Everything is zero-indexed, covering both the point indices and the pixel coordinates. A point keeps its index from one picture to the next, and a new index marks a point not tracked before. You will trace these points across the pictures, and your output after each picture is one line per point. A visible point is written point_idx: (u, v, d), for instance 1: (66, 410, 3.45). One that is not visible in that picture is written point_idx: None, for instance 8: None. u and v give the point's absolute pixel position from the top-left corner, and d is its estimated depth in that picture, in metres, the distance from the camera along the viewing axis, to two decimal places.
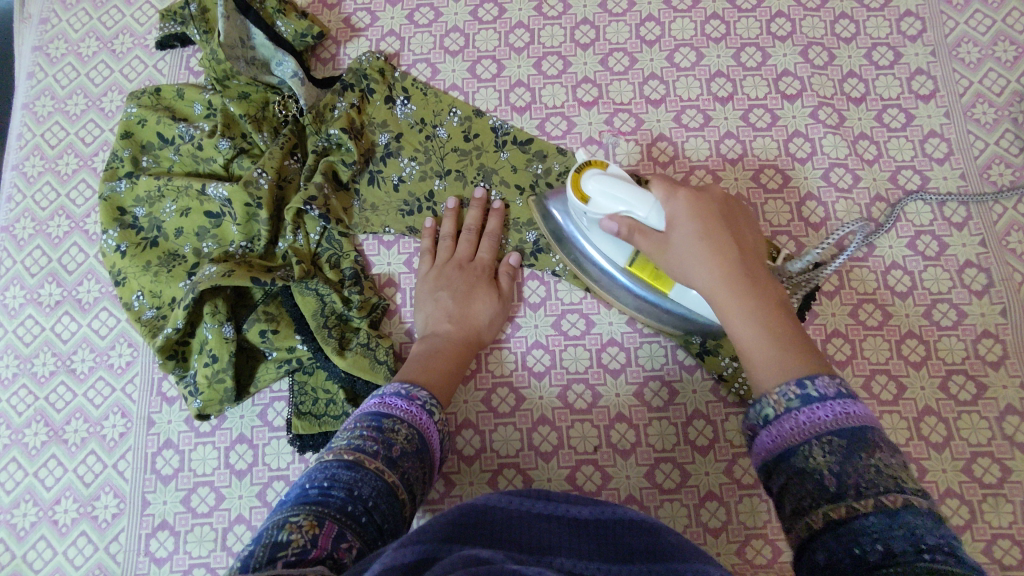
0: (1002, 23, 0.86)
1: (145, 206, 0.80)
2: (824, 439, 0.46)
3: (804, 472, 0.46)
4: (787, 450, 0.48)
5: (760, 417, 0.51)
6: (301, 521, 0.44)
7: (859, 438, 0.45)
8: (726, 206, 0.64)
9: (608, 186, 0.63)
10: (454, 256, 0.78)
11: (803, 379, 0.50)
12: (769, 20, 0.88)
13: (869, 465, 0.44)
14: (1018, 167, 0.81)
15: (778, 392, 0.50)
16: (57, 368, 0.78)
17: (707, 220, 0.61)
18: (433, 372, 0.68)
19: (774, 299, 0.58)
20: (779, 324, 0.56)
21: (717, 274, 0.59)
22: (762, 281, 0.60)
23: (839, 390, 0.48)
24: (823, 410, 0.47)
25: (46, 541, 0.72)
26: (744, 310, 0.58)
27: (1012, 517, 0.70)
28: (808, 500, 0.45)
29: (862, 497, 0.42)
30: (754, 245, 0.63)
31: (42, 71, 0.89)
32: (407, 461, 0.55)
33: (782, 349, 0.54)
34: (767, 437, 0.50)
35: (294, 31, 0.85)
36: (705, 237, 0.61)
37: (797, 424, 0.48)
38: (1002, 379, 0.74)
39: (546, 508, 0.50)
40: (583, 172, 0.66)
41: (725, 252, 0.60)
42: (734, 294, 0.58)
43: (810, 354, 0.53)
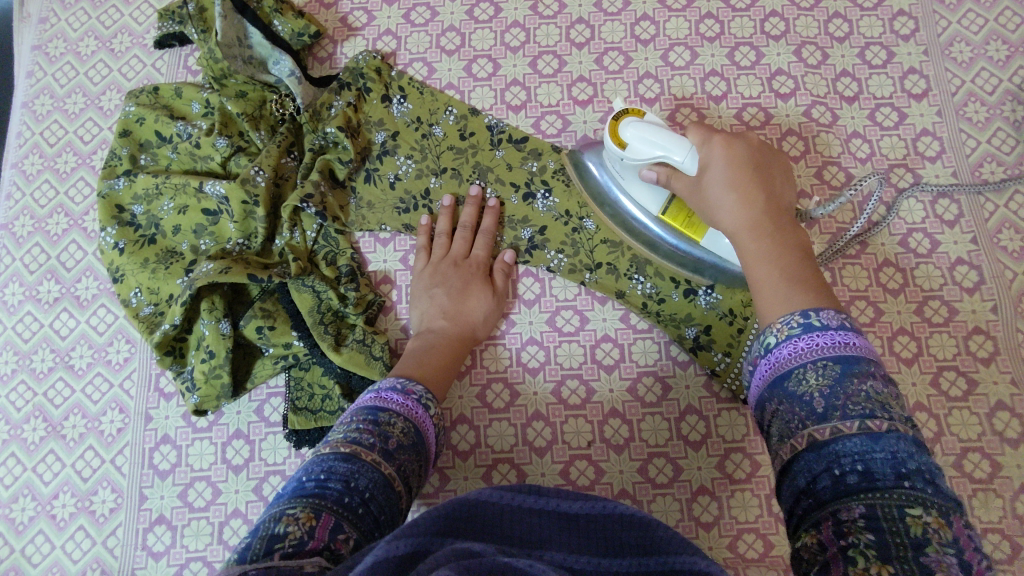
0: (994, 23, 0.87)
1: (143, 203, 0.81)
2: (821, 363, 0.47)
3: (795, 398, 0.47)
4: (782, 375, 0.49)
5: (761, 346, 0.52)
6: (298, 513, 0.45)
7: (855, 367, 0.46)
8: (762, 156, 0.66)
9: (644, 132, 0.68)
10: (449, 253, 0.79)
11: (807, 309, 0.50)
12: (762, 19, 0.88)
13: (859, 392, 0.45)
14: (1010, 166, 0.81)
15: (781, 320, 0.51)
16: (56, 364, 0.79)
17: (738, 163, 0.64)
18: (426, 367, 0.69)
19: (794, 240, 0.59)
20: (796, 259, 0.57)
21: (739, 211, 0.62)
22: (788, 222, 0.61)
23: (842, 323, 0.49)
24: (823, 338, 0.48)
25: (44, 535, 0.73)
26: (762, 244, 0.59)
27: (1001, 512, 0.71)
28: (796, 422, 0.46)
29: (848, 420, 0.44)
30: (785, 194, 0.65)
31: (42, 70, 0.90)
32: (403, 453, 0.55)
33: (792, 280, 0.55)
34: (766, 365, 0.51)
35: (291, 30, 0.85)
36: (733, 179, 0.63)
37: (795, 350, 0.49)
38: (992, 376, 0.75)
39: (537, 502, 0.49)
40: (620, 121, 0.71)
41: (751, 193, 0.62)
42: (754, 230, 0.60)
43: (819, 288, 0.54)
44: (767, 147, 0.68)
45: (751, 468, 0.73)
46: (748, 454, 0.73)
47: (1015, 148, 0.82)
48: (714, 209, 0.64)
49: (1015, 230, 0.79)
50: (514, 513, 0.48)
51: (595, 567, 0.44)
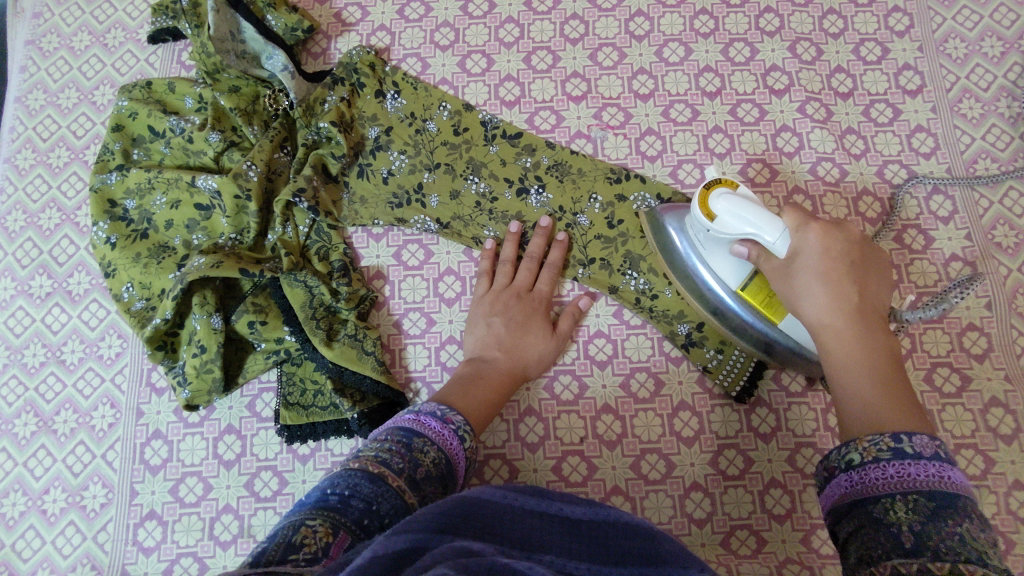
0: (989, 19, 0.87)
1: (135, 198, 0.81)
2: (910, 496, 0.45)
3: (879, 524, 0.45)
4: (865, 498, 0.47)
5: (842, 460, 0.49)
6: (317, 527, 0.44)
7: (953, 507, 0.44)
8: (859, 250, 0.62)
9: (737, 207, 0.63)
10: (513, 283, 0.77)
11: (899, 433, 0.48)
12: (757, 15, 0.88)
13: (953, 532, 0.42)
14: (1004, 162, 0.81)
15: (869, 440, 0.48)
16: (47, 359, 0.78)
17: (835, 258, 0.60)
18: (472, 399, 0.67)
19: (885, 350, 0.56)
20: (888, 374, 0.54)
21: (831, 312, 0.58)
22: (879, 326, 0.58)
23: (937, 452, 0.46)
24: (915, 468, 0.45)
25: (34, 530, 0.73)
26: (853, 354, 0.56)
27: (995, 508, 0.70)
28: (880, 551, 0.43)
29: (938, 560, 0.41)
30: (879, 298, 0.61)
31: (35, 65, 0.90)
32: (430, 484, 0.54)
33: (885, 397, 0.52)
34: (846, 480, 0.48)
35: (285, 25, 0.85)
36: (825, 273, 0.59)
37: (884, 475, 0.46)
38: (986, 372, 0.75)
39: (539, 505, 0.49)
40: (713, 190, 0.65)
41: (846, 292, 0.59)
42: (843, 335, 0.57)
43: (915, 410, 0.51)
44: (868, 242, 0.64)
45: (744, 464, 0.72)
46: (741, 451, 0.73)
47: (1010, 144, 0.82)
48: (801, 304, 0.60)
49: (1010, 226, 0.79)
50: (514, 512, 0.48)
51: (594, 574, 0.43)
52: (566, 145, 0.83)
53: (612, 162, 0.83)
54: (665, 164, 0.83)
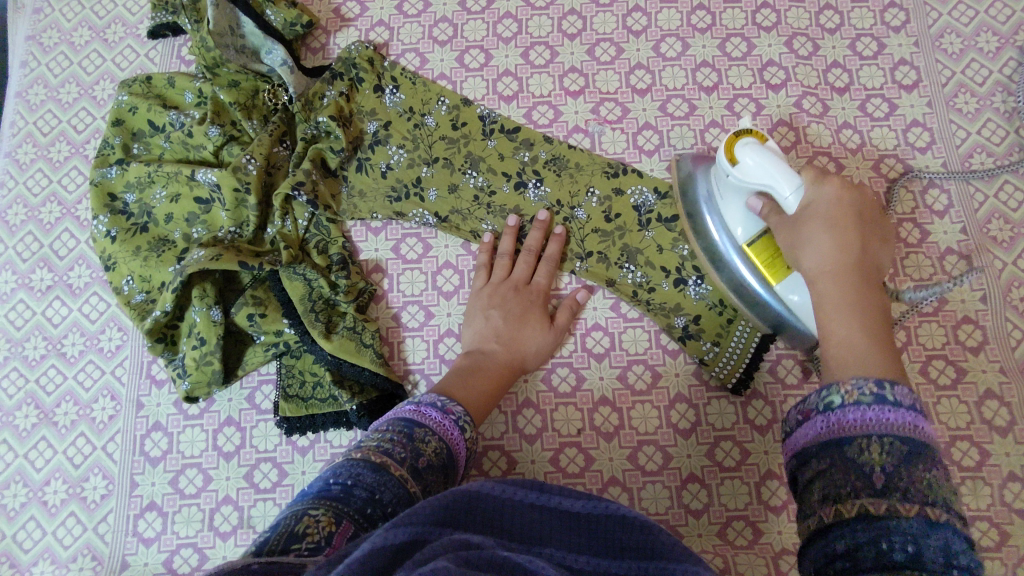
0: (985, 15, 0.87)
1: (136, 192, 0.81)
2: (888, 439, 0.44)
3: (851, 466, 0.44)
4: (840, 438, 0.45)
5: (822, 402, 0.48)
6: (320, 516, 0.45)
7: (923, 454, 0.43)
8: (870, 219, 0.63)
9: (762, 157, 0.66)
10: (511, 276, 0.77)
11: (882, 380, 0.47)
12: (754, 10, 0.89)
13: (923, 477, 0.42)
14: (999, 156, 0.82)
15: (853, 383, 0.47)
16: (48, 351, 0.79)
17: (845, 220, 0.62)
18: (470, 391, 0.68)
19: (880, 305, 0.57)
20: (874, 327, 0.55)
21: (830, 263, 0.60)
22: (876, 285, 0.59)
23: (916, 402, 0.45)
24: (894, 414, 0.44)
25: (35, 521, 0.73)
26: (847, 302, 0.57)
27: (990, 499, 0.71)
28: (848, 490, 0.43)
29: (907, 501, 0.41)
30: (881, 261, 0.62)
31: (35, 60, 0.90)
32: (431, 473, 0.54)
33: (873, 342, 0.53)
34: (822, 421, 0.47)
35: (284, 20, 0.85)
36: (834, 226, 0.61)
37: (862, 417, 0.45)
38: (981, 364, 0.75)
39: (539, 499, 0.49)
40: (740, 138, 0.68)
41: (850, 247, 0.60)
42: (841, 283, 0.58)
43: (894, 358, 0.52)
44: (880, 214, 0.66)
45: (740, 455, 0.73)
46: (738, 443, 0.73)
47: (1005, 139, 0.82)
48: (803, 254, 0.62)
49: (1005, 220, 0.79)
50: (514, 506, 0.48)
51: (595, 567, 0.44)
52: (564, 140, 0.84)
53: (610, 156, 0.83)
54: (663, 159, 0.83)
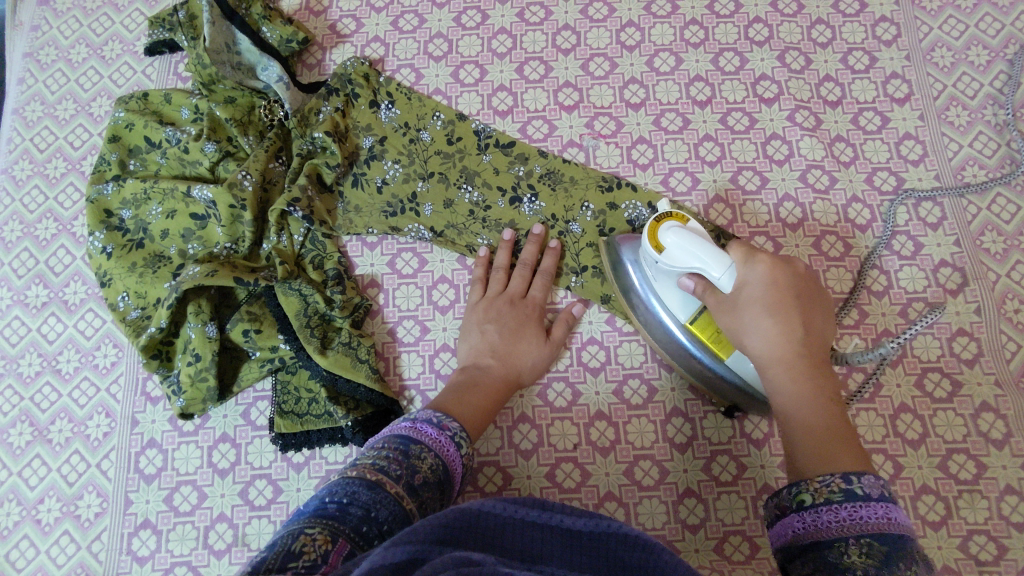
0: (974, 28, 0.88)
1: (131, 208, 0.81)
2: (865, 539, 0.47)
3: (835, 569, 0.47)
4: (820, 540, 0.49)
5: (795, 499, 0.52)
6: (315, 534, 0.44)
7: (901, 549, 0.47)
8: (803, 284, 0.64)
9: (685, 240, 0.64)
10: (506, 290, 0.77)
11: (849, 473, 0.50)
12: (746, 25, 0.89)
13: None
14: (991, 168, 0.82)
15: (822, 481, 0.51)
16: (42, 368, 0.79)
17: (780, 294, 0.62)
18: (468, 406, 0.67)
19: (830, 387, 0.59)
20: (831, 408, 0.57)
21: (776, 347, 0.60)
22: (823, 362, 0.61)
23: (883, 493, 0.49)
24: (866, 510, 0.48)
25: (29, 540, 0.73)
26: (800, 390, 0.59)
27: (987, 513, 0.71)
28: None
29: None
30: (824, 332, 0.63)
31: (33, 77, 0.91)
32: (427, 490, 0.54)
33: (831, 435, 0.55)
34: (800, 522, 0.51)
35: (280, 37, 0.86)
36: (772, 308, 0.61)
37: (836, 518, 0.49)
38: (977, 377, 0.75)
39: (541, 517, 0.48)
40: (662, 223, 0.66)
41: (791, 327, 0.61)
42: (791, 368, 0.60)
43: (852, 446, 0.54)
44: (813, 278, 0.66)
45: (737, 470, 0.73)
46: (734, 457, 0.73)
47: (997, 151, 0.83)
48: (745, 336, 0.62)
49: (998, 232, 0.80)
50: (515, 525, 0.47)
51: None
52: (559, 154, 0.84)
53: (605, 170, 0.84)
54: (657, 172, 0.83)
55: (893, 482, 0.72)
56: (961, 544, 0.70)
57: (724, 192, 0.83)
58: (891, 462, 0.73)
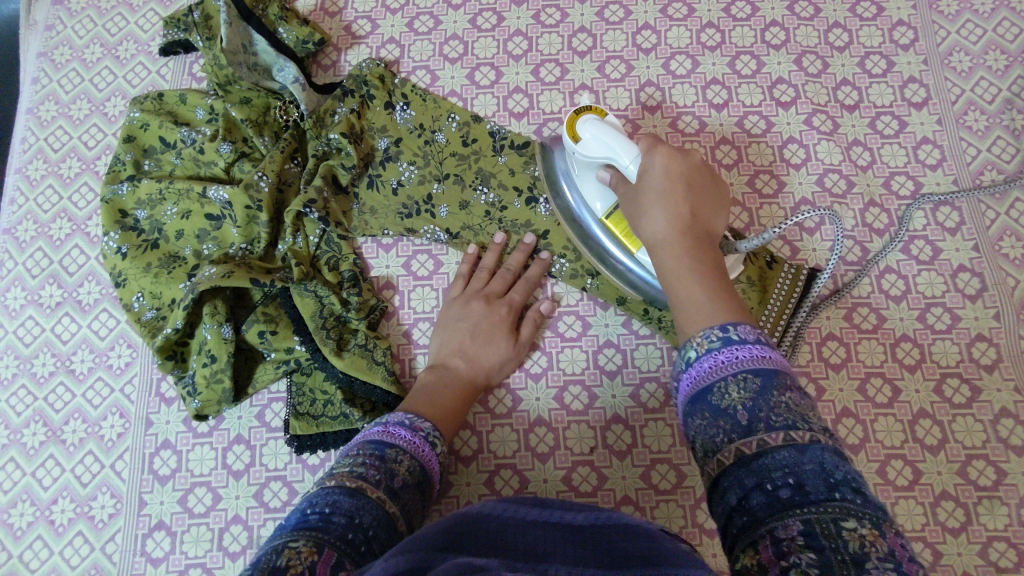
0: (992, 33, 0.88)
1: (146, 208, 0.81)
2: (741, 376, 0.47)
3: (717, 413, 0.47)
4: (704, 389, 0.48)
5: (683, 360, 0.51)
6: (301, 547, 0.43)
7: (772, 378, 0.46)
8: (699, 173, 0.64)
9: (600, 132, 0.67)
10: (487, 288, 0.77)
11: (726, 324, 0.50)
12: (763, 29, 0.89)
13: (779, 402, 0.45)
14: (1010, 174, 0.82)
15: (701, 335, 0.50)
16: (56, 368, 0.78)
17: (673, 179, 0.63)
18: (436, 408, 0.68)
19: (714, 263, 0.58)
20: (715, 278, 0.57)
21: (664, 225, 0.61)
22: (709, 242, 0.61)
23: (758, 336, 0.49)
24: (740, 351, 0.48)
25: (42, 540, 0.72)
26: (686, 265, 0.58)
27: (1007, 520, 0.70)
28: (722, 437, 0.46)
29: (772, 431, 0.43)
30: (714, 221, 0.63)
31: (47, 76, 0.91)
32: (406, 492, 0.55)
33: (709, 297, 0.54)
34: (687, 380, 0.50)
35: (296, 38, 0.86)
36: (665, 194, 0.62)
37: (713, 363, 0.49)
38: (996, 383, 0.75)
39: (542, 515, 0.51)
40: (580, 115, 0.70)
41: (681, 206, 0.61)
42: (676, 246, 0.59)
43: (734, 306, 0.54)
44: (710, 168, 0.66)
45: None
46: None
47: (1015, 156, 0.82)
48: (640, 221, 0.63)
49: (1017, 237, 0.79)
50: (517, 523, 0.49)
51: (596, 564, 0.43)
52: None
53: None
54: None
55: (912, 488, 0.72)
56: (980, 550, 0.69)
57: (741, 196, 0.82)
58: (909, 467, 0.72)
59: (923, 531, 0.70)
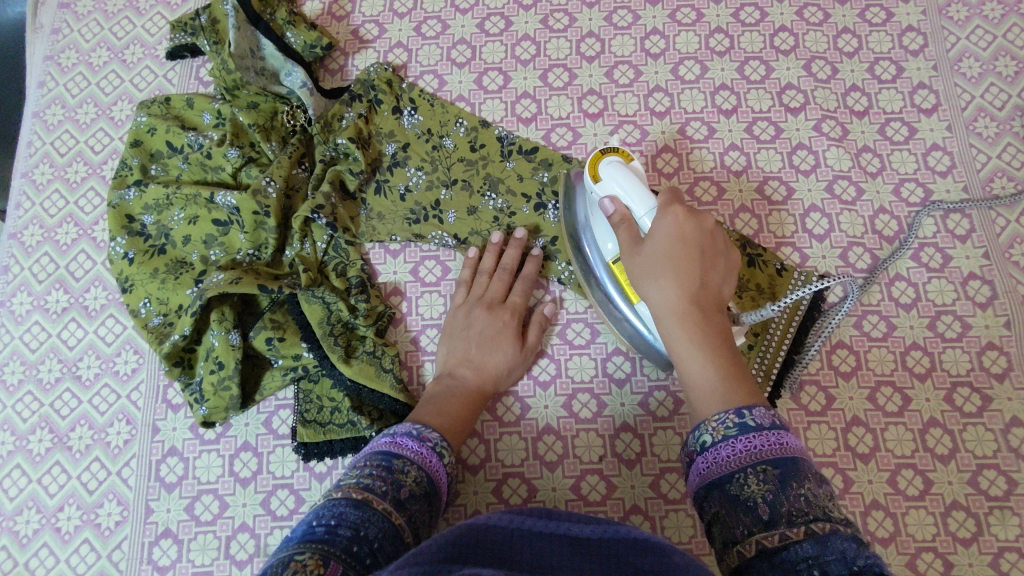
0: (1002, 39, 0.87)
1: (153, 213, 0.81)
2: (760, 466, 0.47)
3: (737, 503, 0.47)
4: (721, 476, 0.49)
5: (698, 443, 0.52)
6: (306, 560, 0.43)
7: (792, 471, 0.46)
8: (712, 238, 0.62)
9: (619, 177, 0.65)
10: (488, 294, 0.77)
11: (742, 408, 0.51)
12: (772, 34, 0.89)
13: (799, 494, 0.45)
14: (1020, 181, 0.81)
15: (717, 420, 0.51)
16: (62, 374, 0.78)
17: (685, 245, 0.60)
18: (445, 415, 0.68)
19: (723, 340, 0.57)
20: (725, 357, 0.56)
21: (673, 297, 0.58)
22: (718, 312, 0.59)
23: (774, 421, 0.49)
24: (758, 441, 0.48)
25: (48, 548, 0.72)
26: (691, 343, 0.57)
27: (1018, 530, 0.70)
28: (742, 528, 0.46)
29: (794, 525, 0.43)
30: (724, 286, 0.61)
31: (53, 80, 0.90)
32: (414, 503, 0.54)
33: (722, 378, 0.54)
34: (702, 464, 0.51)
35: (303, 42, 0.86)
36: (676, 261, 0.59)
37: (732, 452, 0.49)
38: (1007, 392, 0.74)
39: (546, 527, 0.49)
40: (603, 156, 0.67)
41: (692, 276, 0.59)
42: (685, 317, 0.58)
43: (746, 388, 0.54)
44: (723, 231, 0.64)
45: None
46: None
47: None
48: (647, 287, 0.61)
49: None
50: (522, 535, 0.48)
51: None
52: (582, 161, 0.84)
53: None
54: (682, 182, 0.83)
55: (922, 498, 0.71)
56: (991, 561, 0.69)
57: (750, 202, 0.82)
58: (919, 477, 0.72)
59: (934, 541, 0.70)
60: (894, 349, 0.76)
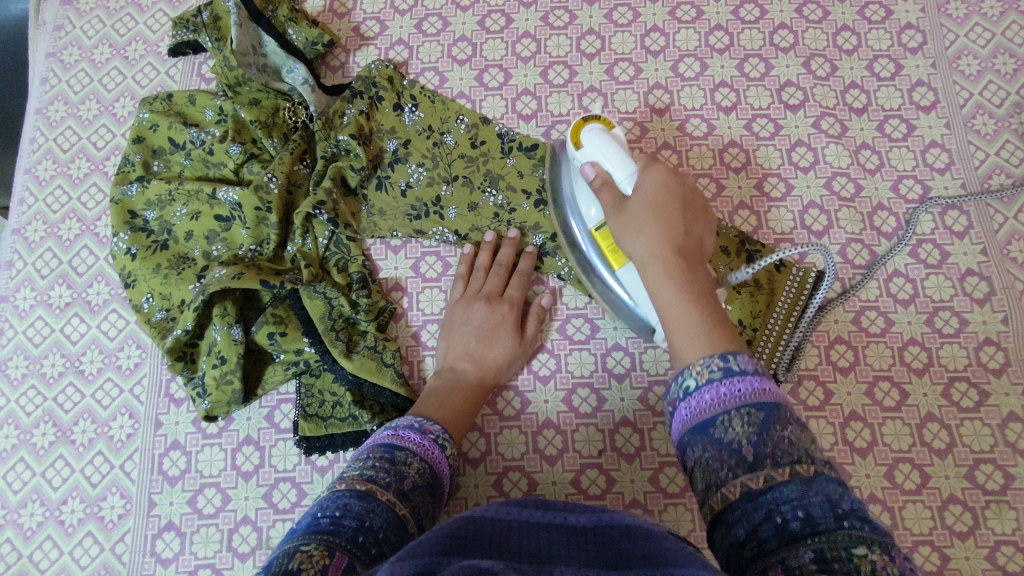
0: (1000, 36, 0.88)
1: (156, 209, 0.81)
2: (744, 409, 0.47)
3: (720, 445, 0.47)
4: (704, 422, 0.49)
5: (681, 389, 0.51)
6: (312, 550, 0.43)
7: (776, 413, 0.46)
8: (690, 197, 0.64)
9: (601, 141, 0.67)
10: (484, 289, 0.77)
11: (726, 353, 0.50)
12: (771, 32, 0.89)
13: (782, 437, 0.45)
14: (1018, 177, 0.82)
15: (702, 363, 0.50)
16: (66, 369, 0.79)
17: (665, 198, 0.61)
18: (446, 408, 0.69)
19: (704, 288, 0.58)
20: (707, 304, 0.56)
21: (654, 246, 0.59)
22: (698, 264, 0.60)
23: (756, 367, 0.49)
24: (741, 383, 0.48)
25: (52, 541, 0.73)
26: (673, 286, 0.57)
27: (1015, 524, 0.70)
28: (726, 471, 0.46)
29: (779, 467, 0.44)
30: (704, 242, 0.63)
31: (56, 77, 0.91)
32: (418, 494, 0.55)
33: (705, 323, 0.54)
34: (685, 410, 0.50)
35: (305, 39, 0.86)
36: (658, 211, 0.61)
37: (716, 396, 0.49)
38: (1004, 387, 0.75)
39: (548, 519, 0.50)
40: (586, 123, 0.70)
41: (672, 227, 0.60)
42: (667, 265, 0.58)
43: (728, 333, 0.54)
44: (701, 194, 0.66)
45: None
46: None
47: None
48: (628, 239, 0.62)
49: None
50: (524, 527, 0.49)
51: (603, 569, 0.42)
52: None
53: None
54: None
55: (920, 492, 0.72)
56: (988, 554, 0.70)
57: (749, 199, 0.82)
58: (916, 471, 0.72)
59: (931, 535, 0.70)
60: (892, 344, 0.77)
